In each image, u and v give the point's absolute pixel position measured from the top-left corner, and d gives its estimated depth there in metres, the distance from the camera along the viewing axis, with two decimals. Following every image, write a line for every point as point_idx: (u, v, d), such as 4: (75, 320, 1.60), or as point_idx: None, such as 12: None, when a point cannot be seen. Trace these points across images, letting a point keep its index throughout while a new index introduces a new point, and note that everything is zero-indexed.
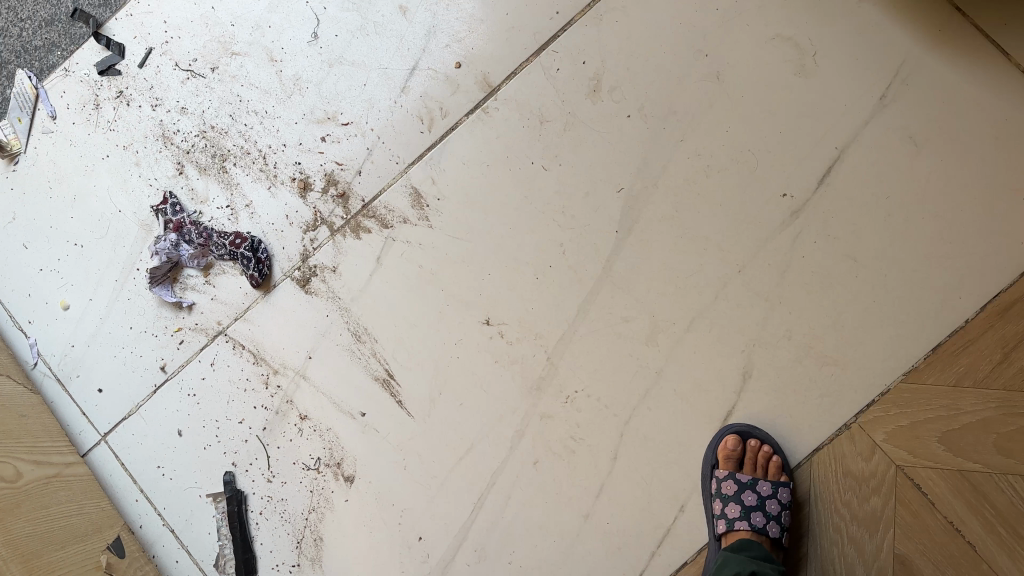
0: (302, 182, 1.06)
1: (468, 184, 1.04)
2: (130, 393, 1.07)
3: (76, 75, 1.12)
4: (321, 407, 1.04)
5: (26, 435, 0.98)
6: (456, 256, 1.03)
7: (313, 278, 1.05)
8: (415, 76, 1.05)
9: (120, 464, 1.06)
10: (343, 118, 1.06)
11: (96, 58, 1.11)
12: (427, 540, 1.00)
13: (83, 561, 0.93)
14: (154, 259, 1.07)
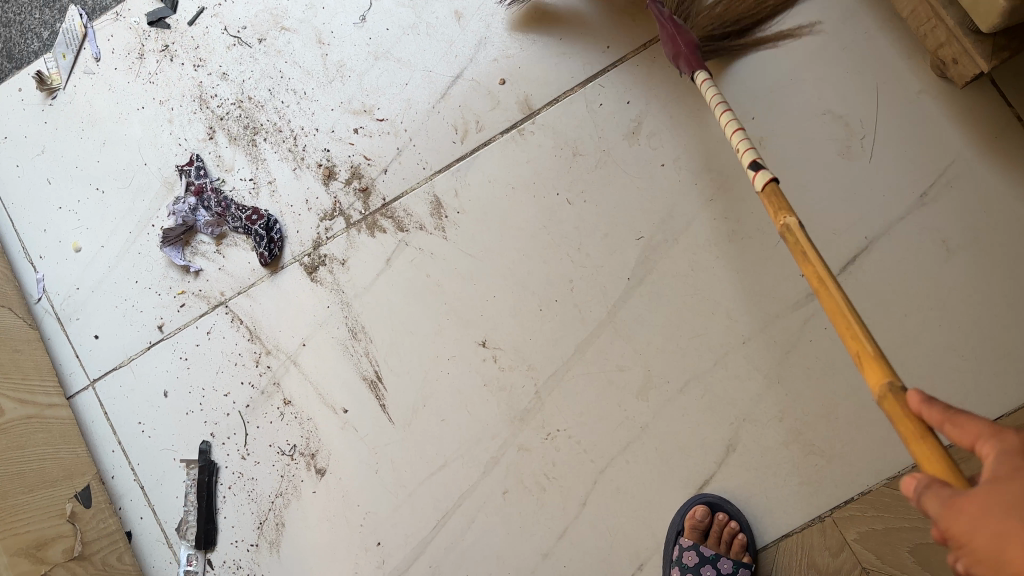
0: (327, 170, 1.06)
1: (490, 203, 1.03)
2: (124, 346, 1.07)
3: (126, 21, 1.12)
4: (305, 396, 1.04)
5: (16, 371, 1.00)
6: (465, 273, 1.03)
7: (321, 267, 1.05)
8: (457, 84, 1.05)
9: (102, 413, 1.07)
10: (378, 113, 1.06)
11: (148, 8, 1.11)
12: (385, 547, 1.01)
13: (48, 506, 0.94)
14: (171, 219, 1.07)
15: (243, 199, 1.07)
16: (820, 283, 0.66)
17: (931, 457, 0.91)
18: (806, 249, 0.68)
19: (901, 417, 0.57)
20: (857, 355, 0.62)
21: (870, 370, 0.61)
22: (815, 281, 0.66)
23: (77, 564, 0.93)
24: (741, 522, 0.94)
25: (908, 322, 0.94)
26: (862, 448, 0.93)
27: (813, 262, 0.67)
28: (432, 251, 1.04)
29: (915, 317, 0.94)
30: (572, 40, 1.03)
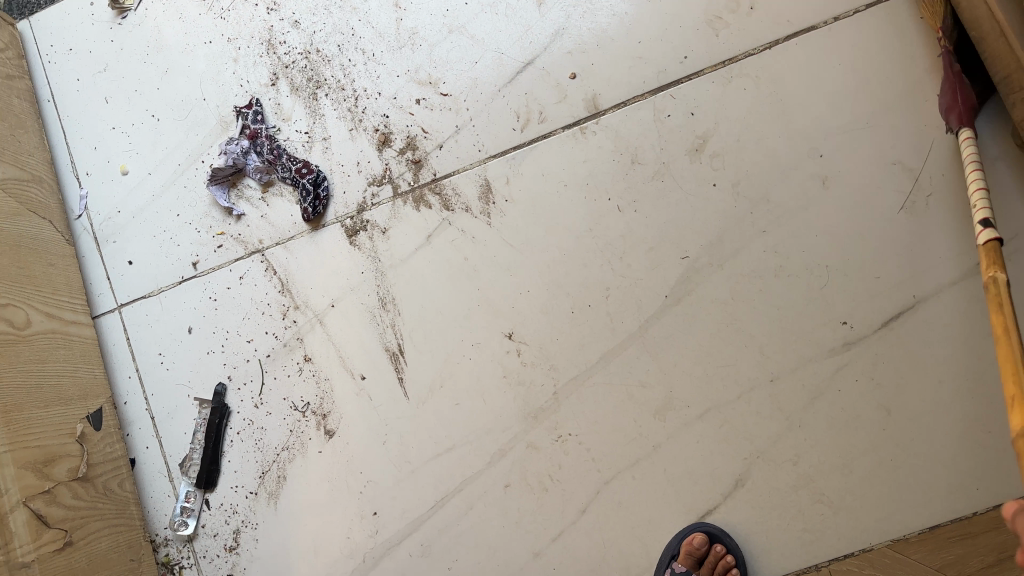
0: (382, 136, 1.05)
1: (540, 197, 1.02)
2: (156, 276, 1.08)
3: None
4: (326, 356, 1.04)
5: (47, 284, 1.00)
6: (503, 262, 1.02)
7: (362, 231, 1.05)
8: (527, 71, 1.03)
9: (125, 339, 1.07)
10: (443, 87, 1.05)
11: None
12: (380, 518, 1.01)
13: (60, 424, 0.94)
14: (221, 158, 1.07)
15: (296, 150, 1.07)
16: (1005, 334, 0.71)
17: (940, 527, 0.91)
18: (1002, 307, 0.73)
19: None
20: (1010, 396, 0.68)
21: (1015, 409, 0.67)
22: (1000, 331, 0.72)
23: (80, 485, 0.93)
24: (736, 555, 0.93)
25: (941, 389, 0.93)
26: (873, 506, 0.93)
27: (1006, 315, 0.72)
28: (473, 235, 1.03)
29: (949, 385, 0.93)
30: (650, 47, 1.01)
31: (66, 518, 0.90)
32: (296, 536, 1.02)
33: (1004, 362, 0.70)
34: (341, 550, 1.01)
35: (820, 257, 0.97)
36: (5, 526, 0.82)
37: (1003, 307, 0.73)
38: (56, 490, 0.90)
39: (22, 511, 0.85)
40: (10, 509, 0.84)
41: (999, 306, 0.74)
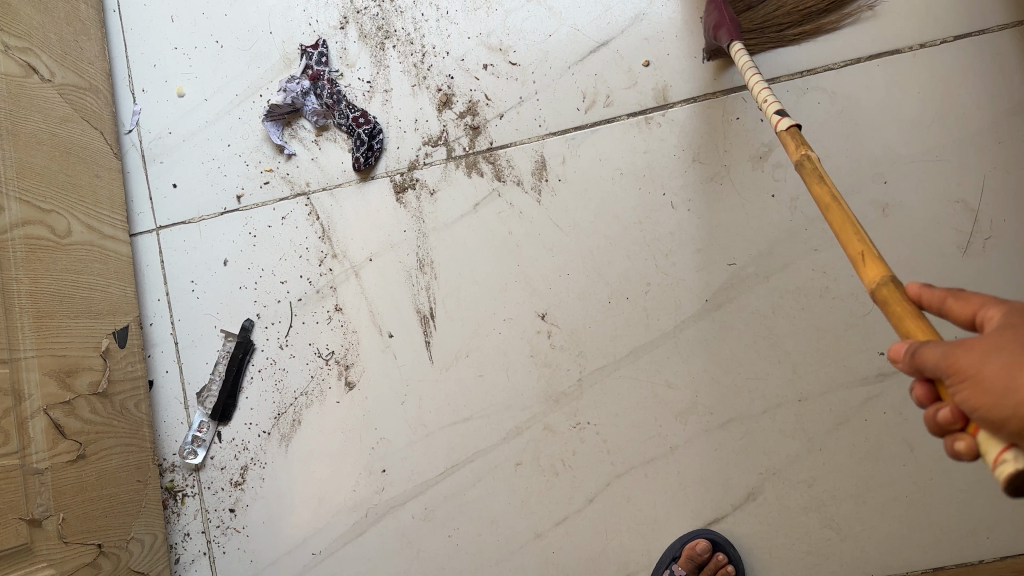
0: (444, 97, 1.04)
1: (594, 182, 1.00)
2: (199, 203, 1.07)
3: None
4: (356, 309, 1.04)
5: (91, 196, 0.99)
6: (547, 241, 1.01)
7: (410, 189, 1.04)
8: (600, 53, 1.01)
9: (159, 261, 1.07)
10: (513, 55, 1.03)
11: None
12: (388, 476, 1.01)
13: (87, 338, 0.93)
14: (279, 95, 1.05)
15: (355, 98, 1.06)
16: (832, 202, 0.61)
17: (944, 569, 0.92)
18: (822, 180, 0.63)
19: (896, 302, 0.52)
20: (857, 254, 0.57)
21: (870, 265, 0.56)
22: (826, 201, 0.62)
23: (99, 400, 0.93)
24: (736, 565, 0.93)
25: None
26: (881, 538, 0.93)
27: (825, 184, 0.63)
28: (520, 209, 1.02)
29: None
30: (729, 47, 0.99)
31: (83, 430, 0.89)
32: (302, 480, 1.02)
33: (837, 228, 0.60)
34: (346, 501, 1.02)
35: None
36: (25, 431, 0.82)
37: (813, 185, 0.64)
38: (76, 401, 0.89)
39: (42, 417, 0.84)
40: (31, 413, 0.83)
41: (807, 177, 0.65)
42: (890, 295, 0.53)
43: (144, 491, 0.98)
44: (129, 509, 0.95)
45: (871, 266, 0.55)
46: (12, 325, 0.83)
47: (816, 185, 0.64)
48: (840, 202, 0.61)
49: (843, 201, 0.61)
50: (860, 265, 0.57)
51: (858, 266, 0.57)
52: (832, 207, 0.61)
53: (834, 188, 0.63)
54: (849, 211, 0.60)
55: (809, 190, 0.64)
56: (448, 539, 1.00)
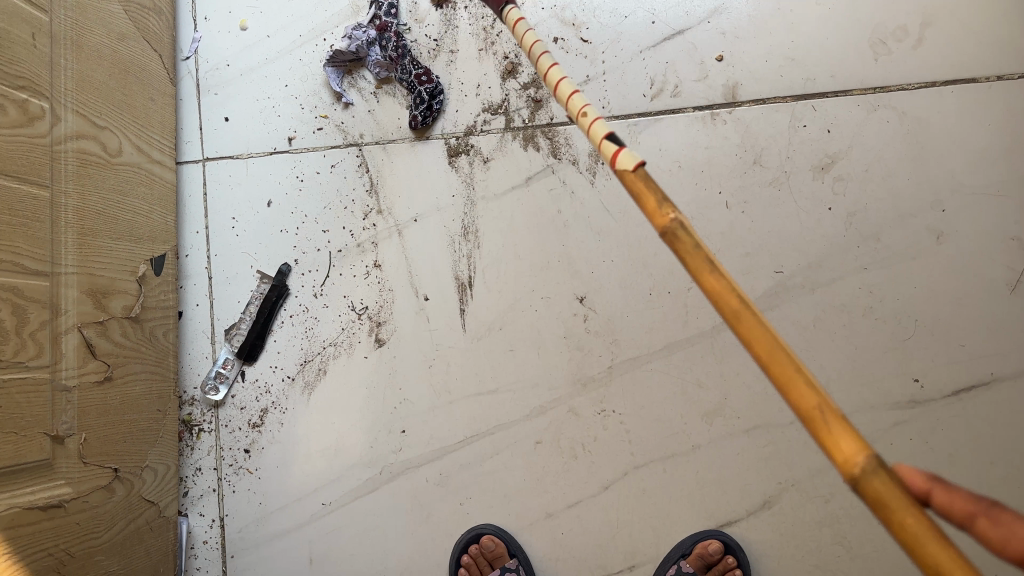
0: (509, 65, 1.02)
1: (651, 171, 0.99)
2: (249, 141, 1.06)
3: None
4: (394, 268, 1.03)
5: (144, 119, 0.98)
6: (596, 225, 1.00)
7: (463, 155, 1.03)
8: (674, 42, 1.00)
9: (201, 193, 1.06)
10: (585, 32, 1.01)
11: None
12: (407, 437, 1.01)
13: (125, 261, 0.92)
14: (344, 42, 1.03)
15: (420, 54, 1.04)
16: (743, 307, 0.43)
17: None
18: (711, 264, 0.46)
19: (893, 502, 0.37)
20: (810, 413, 0.39)
21: (833, 437, 0.39)
22: (731, 302, 0.44)
23: (129, 324, 0.91)
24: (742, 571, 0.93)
25: (990, 470, 0.94)
26: (889, 563, 0.93)
27: (725, 279, 0.45)
28: (572, 189, 1.00)
29: (999, 468, 0.94)
30: (803, 54, 0.99)
31: (112, 353, 0.88)
32: (320, 431, 1.02)
33: (783, 379, 0.41)
34: (362, 456, 1.02)
35: (912, 309, 0.96)
36: (57, 345, 0.80)
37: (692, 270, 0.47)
38: (108, 323, 0.88)
39: (75, 335, 0.82)
40: (66, 329, 0.81)
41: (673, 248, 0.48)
42: (888, 492, 0.37)
43: (162, 421, 0.97)
44: (146, 437, 0.93)
45: (846, 438, 0.39)
46: (57, 237, 0.80)
47: (706, 275, 0.46)
48: (751, 312, 0.43)
49: (748, 299, 0.44)
50: (826, 439, 0.39)
51: (822, 434, 0.39)
52: (772, 355, 0.41)
53: (733, 283, 0.45)
54: (765, 321, 0.42)
55: (698, 277, 0.45)
56: (458, 507, 1.00)
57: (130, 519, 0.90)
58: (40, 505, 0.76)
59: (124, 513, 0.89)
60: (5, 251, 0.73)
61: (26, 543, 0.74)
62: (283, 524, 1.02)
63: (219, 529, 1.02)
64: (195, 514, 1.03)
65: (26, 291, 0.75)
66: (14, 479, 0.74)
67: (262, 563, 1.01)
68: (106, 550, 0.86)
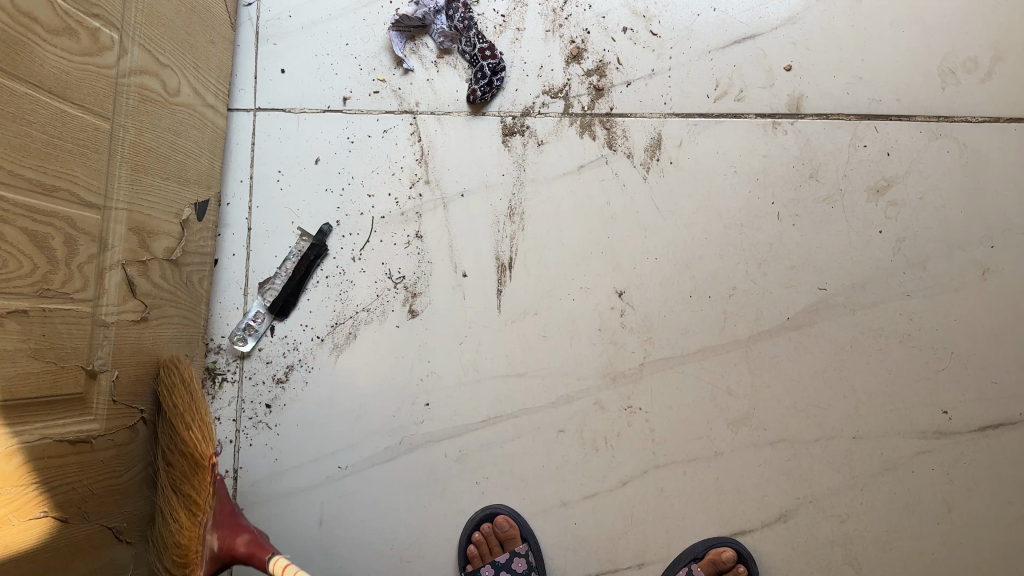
0: (575, 51, 1.01)
1: (706, 174, 0.98)
2: (303, 95, 1.05)
3: None
4: (435, 241, 1.02)
5: (203, 61, 0.96)
6: (644, 221, 0.99)
7: (517, 135, 1.02)
8: (743, 45, 0.99)
9: (249, 142, 1.04)
10: (655, 26, 1.00)
11: None
12: (430, 411, 1.01)
13: (171, 203, 0.90)
14: (411, 7, 1.02)
15: (485, 28, 1.02)
16: None
17: None
18: None
19: None
20: None
21: None
22: None
23: (169, 267, 0.90)
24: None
25: (1007, 508, 0.94)
26: None
27: None
28: (624, 182, 0.99)
29: (1015, 507, 0.94)
30: (871, 73, 0.98)
31: (151, 294, 0.87)
32: (344, 394, 1.02)
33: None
34: (383, 425, 1.01)
35: (949, 341, 0.96)
36: (101, 280, 0.78)
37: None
38: (150, 263, 0.86)
39: (118, 272, 0.81)
40: (111, 265, 0.80)
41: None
42: None
43: (189, 367, 0.96)
44: None
45: None
46: (111, 171, 0.79)
47: None
48: None
49: None
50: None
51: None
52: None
53: None
54: None
55: None
56: (474, 486, 1.00)
57: (150, 462, 0.89)
58: (69, 438, 0.75)
59: (144, 455, 0.88)
60: (62, 178, 0.72)
61: (53, 474, 0.73)
62: (296, 483, 1.01)
63: (232, 480, 1.02)
64: None
65: (79, 221, 0.74)
66: (47, 408, 0.73)
67: (271, 519, 1.01)
68: (125, 490, 0.85)
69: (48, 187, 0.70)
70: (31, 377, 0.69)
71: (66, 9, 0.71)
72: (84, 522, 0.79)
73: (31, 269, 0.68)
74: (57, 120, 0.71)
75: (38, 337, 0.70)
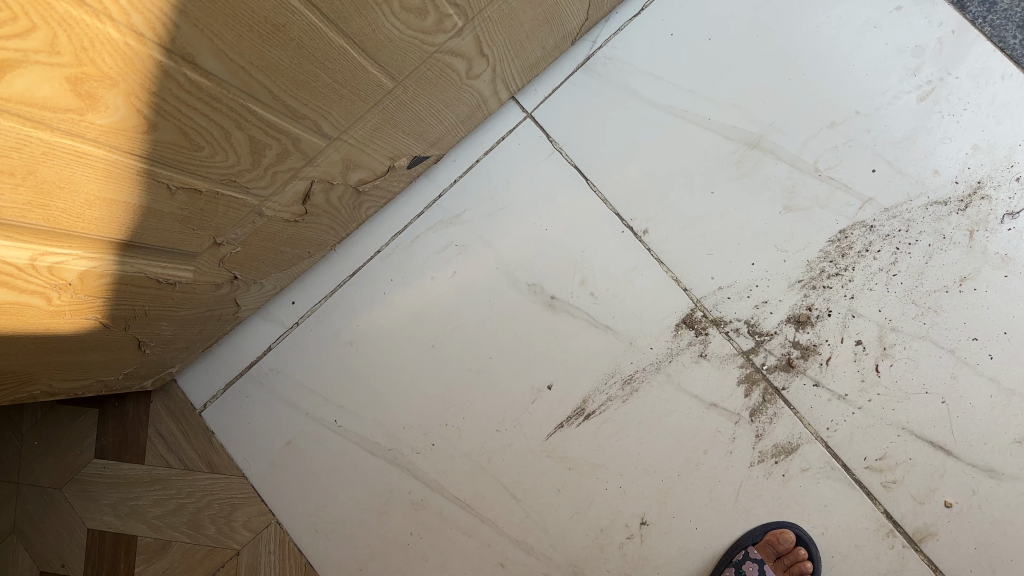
0: (804, 317, 0.94)
1: (800, 514, 0.93)
2: (573, 140, 1.02)
3: (940, 45, 0.94)
4: (553, 337, 1.01)
5: (523, 60, 0.94)
6: (716, 493, 0.95)
7: (692, 330, 0.97)
8: (933, 452, 0.91)
9: (505, 134, 1.04)
10: (885, 363, 0.93)
11: (972, 74, 0.93)
12: (431, 450, 1.02)
13: (394, 148, 0.90)
14: (720, 174, 0.98)
15: (772, 237, 0.96)
16: None
17: None
18: None
19: None
20: None
21: None
22: None
23: (350, 193, 0.92)
24: (817, 567, 0.91)
25: None
26: None
27: None
28: (732, 449, 0.95)
29: None
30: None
31: (317, 205, 0.89)
32: (385, 376, 1.04)
33: None
34: (388, 426, 1.03)
35: None
36: (284, 186, 0.80)
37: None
38: (336, 185, 0.88)
39: (304, 184, 0.83)
40: (302, 177, 0.81)
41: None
42: None
43: (301, 259, 1.00)
44: (278, 265, 0.96)
45: None
46: (365, 116, 0.79)
47: None
48: None
49: None
50: None
51: None
52: None
53: None
54: None
55: None
56: (405, 534, 1.01)
57: (211, 309, 0.94)
58: (160, 279, 0.79)
59: (210, 304, 0.93)
60: (316, 111, 0.72)
61: (125, 295, 0.78)
62: (297, 399, 1.05)
63: (259, 353, 1.07)
64: (254, 326, 1.07)
65: (303, 142, 0.75)
66: (160, 254, 0.77)
67: (259, 407, 1.06)
68: (174, 320, 0.90)
69: (298, 114, 0.71)
70: (163, 231, 0.73)
71: None
72: (122, 329, 0.84)
73: (231, 164, 0.70)
74: (349, 72, 0.70)
75: (193, 209, 0.73)
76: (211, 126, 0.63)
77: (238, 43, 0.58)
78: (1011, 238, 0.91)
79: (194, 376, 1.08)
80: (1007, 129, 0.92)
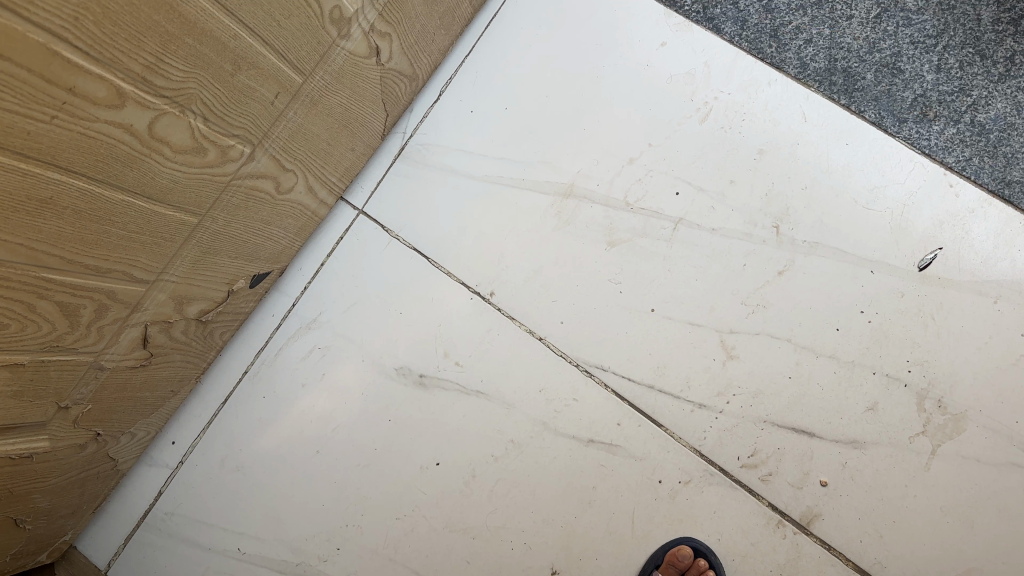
0: (650, 338, 1.00)
1: (694, 527, 0.95)
2: (406, 225, 1.08)
3: (706, 68, 1.05)
4: (428, 414, 1.03)
5: (331, 163, 0.99)
6: (614, 525, 0.97)
7: (555, 374, 1.01)
8: (797, 436, 0.96)
9: (341, 234, 1.09)
10: (732, 364, 0.98)
11: (739, 88, 1.04)
12: (337, 554, 1.01)
13: (225, 275, 0.93)
14: (543, 226, 1.04)
15: (603, 274, 1.02)
16: None
17: None
18: None
19: None
20: None
21: None
22: None
23: (195, 325, 0.95)
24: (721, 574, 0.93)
25: None
26: None
27: None
28: (618, 479, 0.97)
29: None
30: (894, 536, 0.92)
31: (160, 344, 0.91)
32: (276, 492, 1.04)
33: None
34: (291, 540, 1.02)
35: None
36: (117, 335, 0.83)
37: None
38: (175, 322, 0.90)
39: (138, 330, 0.85)
40: (133, 323, 0.84)
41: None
42: None
43: (167, 399, 1.02)
44: (144, 411, 0.98)
45: None
46: (180, 252, 0.83)
47: None
48: None
49: None
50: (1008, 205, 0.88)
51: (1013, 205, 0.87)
52: None
53: None
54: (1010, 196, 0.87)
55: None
56: None
57: (85, 469, 0.95)
58: (14, 456, 0.80)
59: (82, 465, 0.94)
60: (122, 261, 0.75)
61: None
62: (195, 536, 1.04)
63: (152, 499, 1.06)
64: (141, 474, 1.08)
65: (119, 293, 0.78)
66: (6, 432, 0.77)
67: (160, 551, 1.04)
68: (47, 490, 0.90)
69: (103, 270, 0.74)
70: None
71: (204, 132, 0.73)
72: None
73: (47, 332, 0.72)
74: (142, 220, 0.74)
75: (23, 382, 0.74)
76: (10, 304, 0.65)
77: (9, 225, 0.60)
78: (815, 225, 0.99)
79: (96, 538, 1.07)
80: (784, 127, 1.02)
